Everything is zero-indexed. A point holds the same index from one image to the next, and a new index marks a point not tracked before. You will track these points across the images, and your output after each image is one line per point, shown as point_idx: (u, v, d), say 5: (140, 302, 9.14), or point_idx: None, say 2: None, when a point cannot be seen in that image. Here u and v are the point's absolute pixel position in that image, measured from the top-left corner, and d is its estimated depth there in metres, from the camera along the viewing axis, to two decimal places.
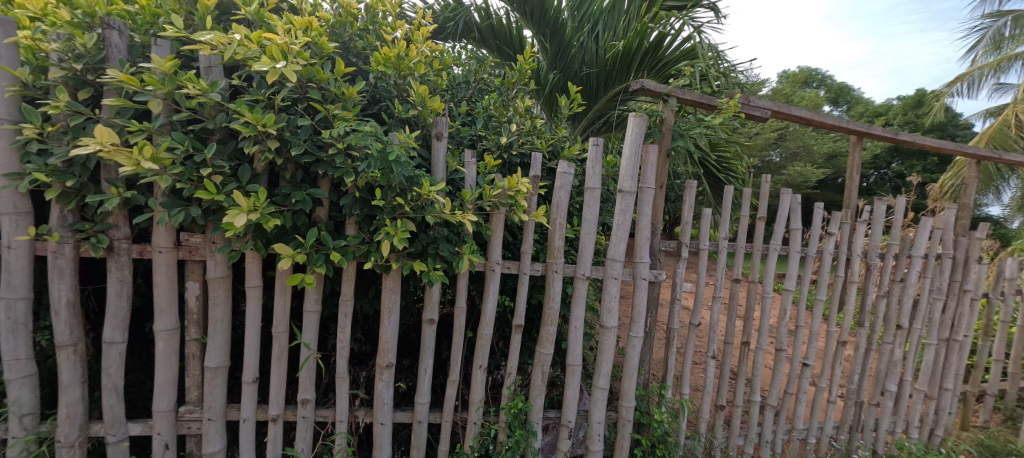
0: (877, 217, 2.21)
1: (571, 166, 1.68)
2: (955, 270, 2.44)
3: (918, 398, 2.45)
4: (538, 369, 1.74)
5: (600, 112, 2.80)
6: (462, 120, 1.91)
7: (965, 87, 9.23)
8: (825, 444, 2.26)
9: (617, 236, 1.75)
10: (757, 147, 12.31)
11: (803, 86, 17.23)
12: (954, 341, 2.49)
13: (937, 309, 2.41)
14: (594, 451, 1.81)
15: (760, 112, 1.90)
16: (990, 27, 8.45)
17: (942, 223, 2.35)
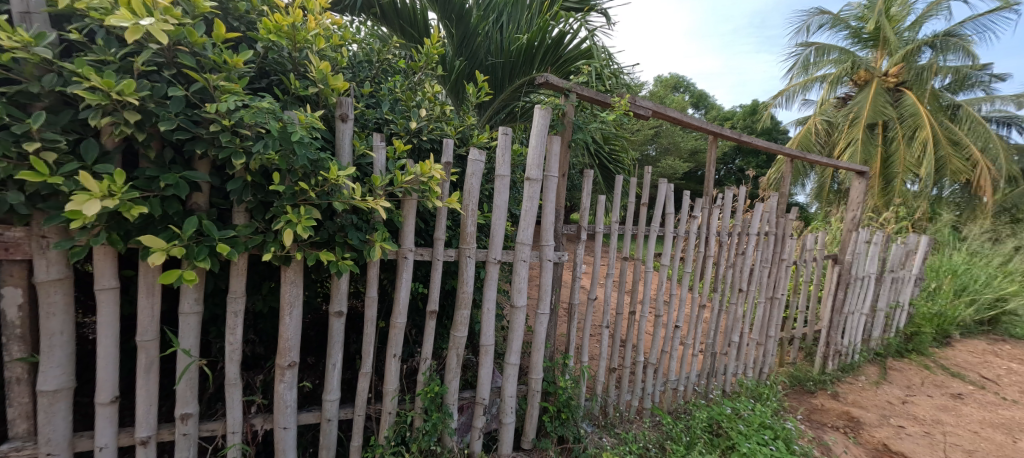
0: (727, 203, 2.71)
1: (482, 153, 1.73)
2: (776, 244, 3.12)
3: (752, 345, 3.11)
4: (453, 352, 1.78)
5: (505, 102, 2.93)
6: (366, 102, 1.82)
7: (784, 100, 11.62)
8: (690, 390, 2.75)
9: (525, 221, 1.86)
10: (638, 142, 13.91)
11: (673, 90, 19.83)
12: (775, 298, 3.21)
13: (765, 274, 3.07)
14: (507, 424, 1.93)
15: (644, 112, 2.16)
16: (801, 55, 10.63)
17: (769, 207, 2.98)
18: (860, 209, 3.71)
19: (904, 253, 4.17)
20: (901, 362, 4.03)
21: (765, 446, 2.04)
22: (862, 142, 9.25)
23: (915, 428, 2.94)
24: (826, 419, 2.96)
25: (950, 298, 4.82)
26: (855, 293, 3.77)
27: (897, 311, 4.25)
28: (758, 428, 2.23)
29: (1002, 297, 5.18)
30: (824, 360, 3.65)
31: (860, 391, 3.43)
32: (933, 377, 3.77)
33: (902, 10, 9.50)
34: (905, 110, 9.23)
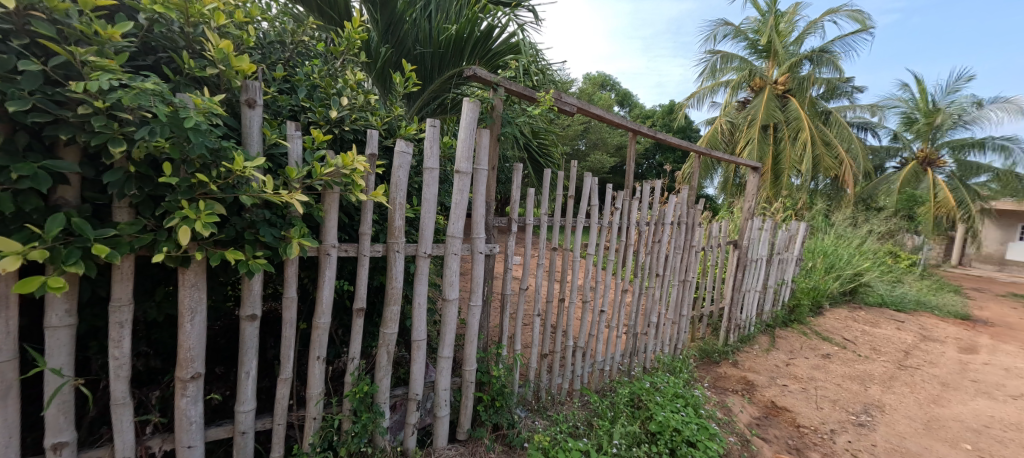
0: (645, 195, 2.94)
1: (409, 145, 1.68)
2: (687, 231, 3.46)
3: (668, 324, 3.43)
4: (382, 350, 1.73)
5: (434, 94, 2.87)
6: (279, 87, 1.68)
7: (695, 102, 12.82)
8: (614, 369, 2.97)
9: (455, 214, 1.86)
10: (569, 137, 14.44)
11: (600, 88, 20.83)
12: (686, 281, 3.56)
13: (678, 259, 3.39)
14: (441, 417, 1.94)
15: (569, 108, 2.25)
16: (709, 61, 11.76)
17: (681, 198, 3.29)
18: (755, 200, 4.23)
19: (788, 237, 4.86)
20: (786, 331, 4.72)
21: (677, 413, 2.27)
22: (758, 141, 10.53)
23: (795, 385, 3.46)
24: (727, 385, 3.37)
25: (822, 274, 5.73)
26: (751, 274, 4.31)
27: (783, 287, 4.95)
28: (671, 397, 2.48)
29: (859, 272, 6.26)
30: (726, 334, 4.14)
31: (754, 358, 3.96)
32: (810, 342, 4.46)
33: (787, 27, 10.91)
34: (791, 114, 10.63)
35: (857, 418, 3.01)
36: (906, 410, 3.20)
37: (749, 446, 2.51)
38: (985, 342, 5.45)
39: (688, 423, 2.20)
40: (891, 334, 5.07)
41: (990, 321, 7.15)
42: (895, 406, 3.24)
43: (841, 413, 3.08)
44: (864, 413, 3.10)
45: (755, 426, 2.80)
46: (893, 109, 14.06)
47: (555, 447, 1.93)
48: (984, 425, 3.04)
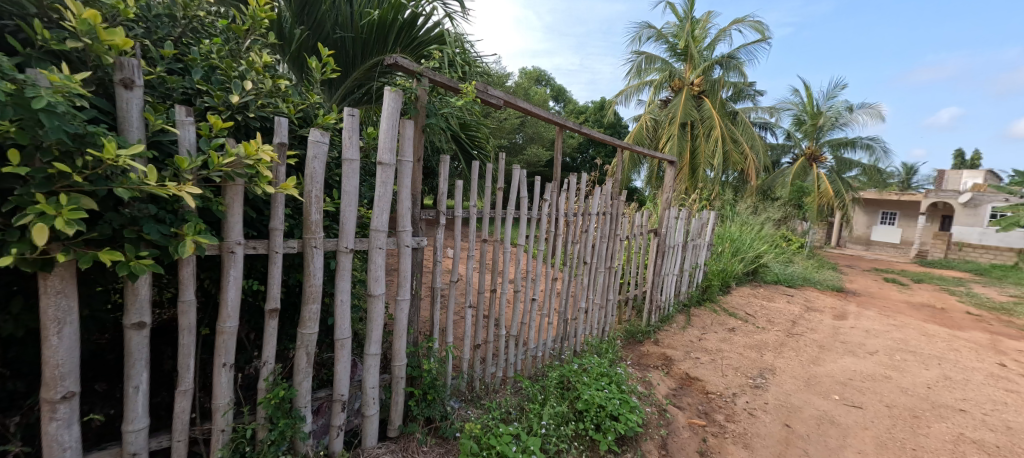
0: (572, 187, 3.07)
1: (325, 135, 1.60)
2: (611, 221, 3.67)
3: (596, 308, 3.64)
4: (301, 352, 1.64)
5: (358, 82, 2.75)
6: (169, 67, 1.50)
7: (623, 99, 13.59)
8: (546, 354, 3.09)
9: (379, 207, 1.80)
10: (506, 130, 14.55)
11: (535, 84, 21.21)
12: (612, 267, 3.80)
13: (604, 247, 3.60)
14: (370, 415, 1.88)
15: (495, 100, 2.27)
16: (634, 61, 12.52)
17: (605, 190, 3.48)
18: (671, 192, 4.61)
19: (700, 225, 5.36)
20: (700, 309, 5.24)
21: (602, 391, 2.43)
22: (677, 138, 11.44)
23: (706, 357, 3.87)
24: (649, 361, 3.67)
25: (729, 257, 6.42)
26: (670, 259, 4.70)
27: (697, 270, 5.47)
28: (597, 376, 2.65)
29: (759, 254, 7.10)
30: (649, 315, 4.49)
31: (672, 336, 4.34)
32: (719, 318, 4.99)
33: (702, 33, 11.87)
34: (705, 113, 11.67)
35: (754, 381, 3.45)
36: (792, 371, 3.72)
37: (665, 415, 2.77)
38: (852, 309, 6.50)
39: (611, 398, 2.37)
40: (783, 307, 5.84)
41: (857, 292, 8.53)
42: (784, 369, 3.75)
43: (742, 378, 3.50)
44: (760, 376, 3.55)
45: (671, 397, 3.08)
46: (787, 111, 16.00)
47: (486, 434, 1.98)
48: (848, 378, 3.64)
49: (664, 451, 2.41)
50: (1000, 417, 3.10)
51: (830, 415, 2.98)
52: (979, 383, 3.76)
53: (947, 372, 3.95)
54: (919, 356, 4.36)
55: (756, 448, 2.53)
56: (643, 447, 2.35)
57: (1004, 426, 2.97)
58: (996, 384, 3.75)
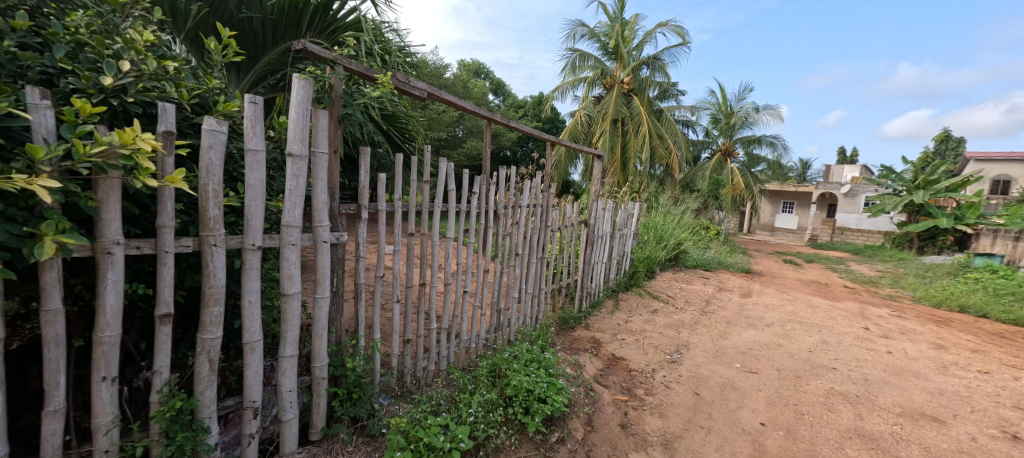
0: (501, 180, 3.11)
1: (222, 123, 1.48)
2: (542, 213, 3.79)
3: (528, 298, 3.75)
4: (202, 358, 1.52)
5: (269, 68, 2.59)
6: (23, 41, 1.30)
7: (559, 94, 13.99)
8: (480, 344, 3.14)
9: (290, 201, 1.70)
10: (445, 123, 14.31)
11: (474, 76, 21.04)
12: (543, 258, 3.93)
13: (535, 239, 3.71)
14: (288, 421, 1.80)
15: (417, 92, 2.24)
16: (569, 58, 12.90)
17: (535, 184, 3.57)
18: (599, 184, 4.85)
19: (627, 216, 5.72)
20: (628, 294, 5.61)
21: (530, 375, 2.53)
22: (609, 133, 12.05)
23: (630, 338, 4.16)
24: (580, 345, 3.87)
25: (654, 245, 6.93)
26: (598, 248, 4.97)
27: (624, 258, 5.84)
28: (527, 362, 2.75)
29: (681, 242, 7.74)
30: (580, 301, 4.73)
31: (602, 320, 4.62)
32: (644, 302, 5.38)
33: (630, 34, 12.49)
34: (634, 110, 12.37)
35: (670, 357, 3.79)
36: (703, 345, 4.14)
37: (592, 394, 2.95)
38: (756, 288, 7.33)
39: (539, 382, 2.47)
40: (700, 289, 6.44)
41: (762, 272, 9.63)
42: (696, 344, 4.16)
43: (660, 355, 3.82)
44: (676, 352, 3.91)
45: (598, 376, 3.29)
46: (705, 110, 17.46)
47: (415, 426, 1.98)
48: (748, 348, 4.12)
49: (589, 426, 2.57)
50: (861, 371, 3.70)
51: (732, 381, 3.37)
52: (849, 345, 4.44)
53: (825, 337, 4.62)
54: (805, 326, 5.05)
55: (669, 416, 2.80)
56: (570, 425, 2.49)
57: (864, 379, 3.55)
58: (860, 345, 4.46)
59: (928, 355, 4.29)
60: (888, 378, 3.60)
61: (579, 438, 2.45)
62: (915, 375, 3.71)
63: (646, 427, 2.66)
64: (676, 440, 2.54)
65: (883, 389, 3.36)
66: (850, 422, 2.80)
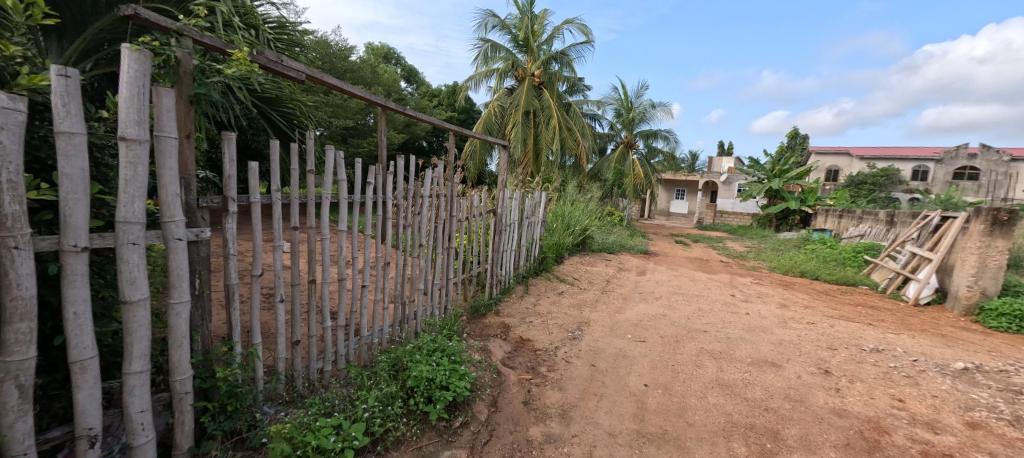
0: (399, 169, 2.98)
1: (17, 99, 1.21)
2: (447, 203, 3.77)
3: (436, 289, 3.72)
4: (6, 386, 1.25)
5: (101, 37, 2.22)
6: None
7: (473, 85, 13.96)
8: (384, 339, 3.04)
9: (127, 193, 1.46)
10: (352, 110, 13.40)
11: (385, 62, 19.93)
12: (450, 248, 3.92)
13: (440, 229, 3.67)
14: (140, 446, 1.58)
15: (293, 73, 2.06)
16: (481, 48, 12.87)
17: (437, 174, 3.52)
18: (505, 174, 4.95)
19: (534, 205, 5.95)
20: (537, 279, 5.88)
21: (431, 365, 2.53)
22: (521, 125, 12.36)
23: (538, 320, 4.39)
24: (489, 331, 3.97)
25: (562, 232, 7.32)
26: (507, 236, 5.10)
27: (533, 245, 6.10)
28: (431, 351, 2.75)
29: (587, 227, 8.30)
30: (490, 289, 4.83)
31: (512, 305, 4.78)
32: (553, 285, 5.70)
33: (540, 28, 12.82)
34: (545, 103, 12.82)
35: (571, 333, 4.09)
36: (602, 321, 4.52)
37: (498, 377, 3.05)
38: (651, 266, 8.18)
39: (440, 370, 2.49)
40: (603, 270, 6.99)
41: (657, 252, 10.76)
42: (596, 320, 4.53)
43: (563, 333, 4.09)
44: (577, 329, 4.22)
45: (506, 359, 3.41)
46: (610, 105, 18.76)
47: (302, 431, 1.87)
48: (640, 320, 4.60)
49: (493, 407, 2.67)
50: (726, 332, 4.36)
51: (624, 351, 3.74)
52: (719, 310, 5.19)
53: (701, 306, 5.34)
54: (687, 297, 5.78)
55: (567, 388, 3.02)
56: (474, 408, 2.55)
57: (727, 337, 4.19)
58: (727, 310, 5.24)
59: (775, 314, 5.20)
60: (745, 335, 4.29)
61: (483, 419, 2.52)
62: (764, 331, 4.47)
63: (546, 401, 2.83)
64: (572, 408, 2.75)
65: (741, 345, 4.00)
66: (713, 375, 3.30)
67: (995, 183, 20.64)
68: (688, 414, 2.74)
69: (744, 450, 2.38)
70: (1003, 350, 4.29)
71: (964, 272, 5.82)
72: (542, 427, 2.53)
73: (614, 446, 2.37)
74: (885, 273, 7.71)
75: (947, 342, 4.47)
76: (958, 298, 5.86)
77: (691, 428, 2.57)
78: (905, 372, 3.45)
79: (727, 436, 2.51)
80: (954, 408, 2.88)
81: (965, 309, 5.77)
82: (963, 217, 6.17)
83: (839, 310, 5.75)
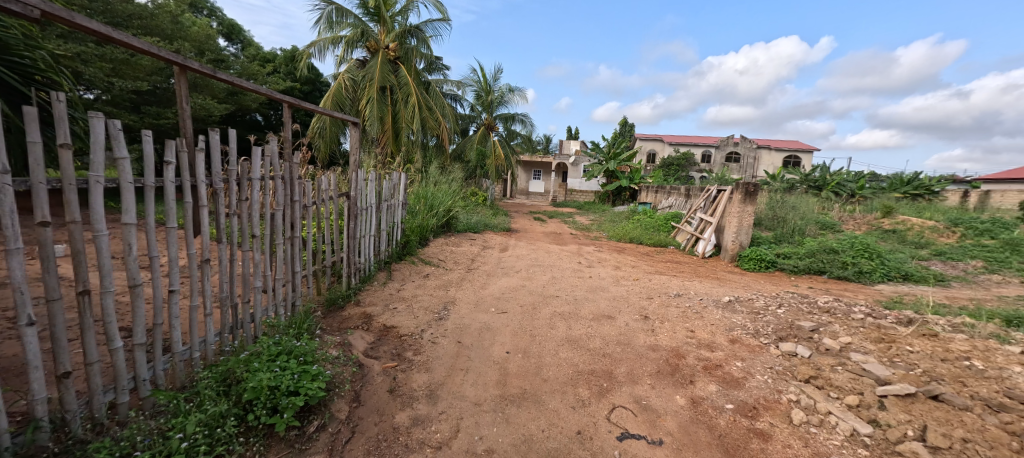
0: (214, 145, 2.42)
1: None
2: (285, 186, 3.27)
3: (279, 285, 3.24)
4: None
5: None
6: None
7: (317, 52, 12.35)
8: (209, 352, 2.52)
9: None
10: (144, 69, 10.31)
11: (191, 11, 15.81)
12: (294, 237, 3.44)
13: (278, 217, 3.18)
14: None
15: (20, 8, 1.47)
16: (324, 10, 11.37)
17: (270, 152, 3.01)
18: (358, 153, 4.53)
19: (392, 187, 5.64)
20: (400, 263, 5.69)
21: (275, 371, 2.22)
22: (377, 101, 11.53)
23: (402, 305, 4.26)
24: (349, 324, 3.68)
25: (425, 213, 7.17)
26: (364, 221, 4.72)
27: (394, 229, 5.83)
28: (274, 356, 2.42)
29: (451, 208, 8.32)
30: (348, 278, 4.46)
31: (374, 294, 4.52)
32: (417, 269, 5.59)
33: None
34: (402, 80, 12.12)
35: (437, 314, 4.10)
36: (467, 298, 4.66)
37: (360, 370, 2.88)
38: (512, 242, 8.72)
39: (286, 374, 2.20)
40: (467, 250, 7.16)
41: (518, 229, 11.49)
42: (462, 298, 4.64)
43: (429, 315, 4.08)
44: (443, 309, 4.24)
45: (368, 349, 3.24)
46: (469, 87, 18.86)
47: None
48: (502, 293, 4.89)
49: (355, 403, 2.51)
50: (573, 295, 4.97)
51: (488, 324, 3.93)
52: (568, 276, 5.88)
53: (554, 274, 5.96)
54: (543, 268, 6.37)
55: (434, 368, 3.04)
56: (333, 408, 2.38)
57: (574, 300, 4.80)
58: (575, 275, 5.98)
59: (611, 275, 6.15)
60: (588, 295, 4.98)
61: (343, 418, 2.35)
62: (603, 290, 5.25)
63: (413, 385, 2.80)
64: (439, 387, 2.79)
65: (585, 304, 4.62)
66: (564, 333, 3.75)
67: (749, 165, 28.16)
68: (543, 371, 3.06)
69: (587, 392, 2.79)
70: (750, 285, 5.97)
71: (730, 230, 7.82)
72: (408, 411, 2.49)
73: (480, 414, 2.50)
74: (685, 235, 9.86)
75: (720, 283, 6.00)
76: (727, 250, 7.88)
77: (545, 383, 2.89)
78: (695, 310, 4.51)
79: (574, 383, 2.90)
80: (723, 331, 3.90)
81: (731, 257, 7.82)
82: (730, 190, 8.25)
83: (656, 266, 7.12)
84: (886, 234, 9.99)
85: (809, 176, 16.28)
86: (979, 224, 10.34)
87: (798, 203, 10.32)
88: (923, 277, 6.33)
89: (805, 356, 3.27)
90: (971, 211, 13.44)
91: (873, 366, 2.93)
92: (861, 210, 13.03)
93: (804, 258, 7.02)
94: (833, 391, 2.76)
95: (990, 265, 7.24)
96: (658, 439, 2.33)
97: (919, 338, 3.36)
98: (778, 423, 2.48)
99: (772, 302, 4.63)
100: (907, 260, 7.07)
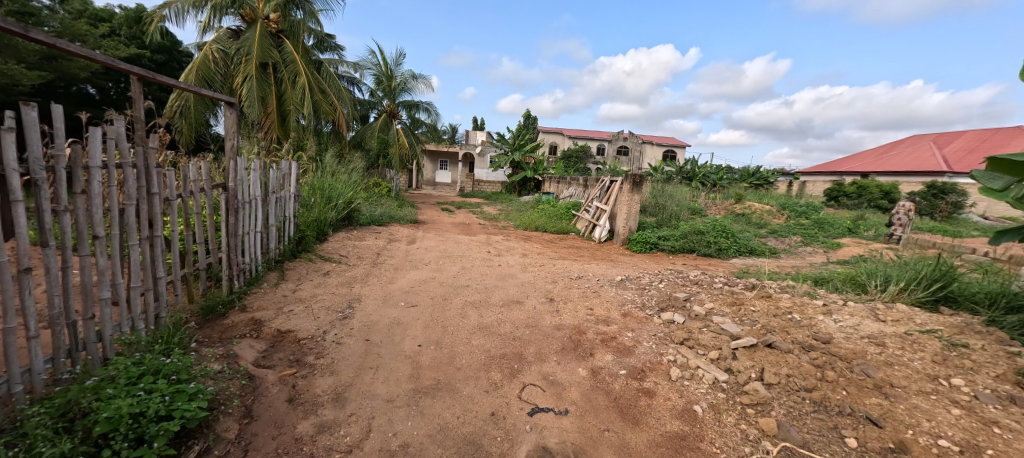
0: (30, 124, 1.91)
1: None
2: (138, 176, 2.72)
3: (135, 295, 2.70)
4: None
5: None
6: None
7: (174, 15, 10.37)
8: (38, 383, 2.02)
9: None
10: None
11: None
12: (154, 238, 2.88)
13: (131, 212, 2.64)
14: None
15: None
16: None
17: (114, 134, 2.47)
18: (236, 138, 3.95)
19: (279, 177, 5.05)
20: (294, 261, 5.17)
21: (137, 395, 1.87)
22: (256, 79, 10.09)
23: (299, 307, 3.89)
24: (233, 333, 3.24)
25: (322, 206, 6.59)
26: (246, 216, 4.16)
27: (285, 224, 5.25)
28: (135, 379, 2.02)
29: (352, 200, 7.77)
30: (230, 281, 3.91)
31: (264, 297, 4.05)
32: (314, 266, 5.14)
33: None
34: (287, 56, 10.78)
35: (340, 313, 3.84)
36: (374, 294, 4.45)
37: (250, 382, 2.58)
38: (420, 234, 8.50)
39: (155, 397, 1.87)
40: (372, 243, 6.79)
41: (425, 221, 11.24)
42: (368, 294, 4.41)
43: (331, 314, 3.80)
44: (347, 308, 3.99)
45: (260, 359, 2.91)
46: (368, 70, 17.62)
47: None
48: (411, 287, 4.77)
49: (247, 419, 2.25)
50: (484, 284, 5.07)
51: (398, 319, 3.82)
52: (478, 266, 5.97)
53: (465, 264, 6.00)
54: (452, 259, 6.35)
55: (340, 370, 2.86)
56: (219, 428, 2.11)
57: (484, 288, 4.90)
58: (485, 264, 6.09)
59: (518, 262, 6.40)
60: (498, 283, 5.12)
61: (232, 437, 2.10)
62: (512, 277, 5.45)
63: (316, 391, 2.60)
64: (346, 389, 2.64)
65: (495, 292, 4.76)
66: (475, 322, 3.83)
67: (636, 158, 31.46)
68: (457, 360, 3.09)
69: (499, 375, 2.91)
70: (638, 265, 6.75)
71: (621, 217, 8.71)
72: (312, 419, 2.32)
73: (393, 411, 2.44)
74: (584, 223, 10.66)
75: (614, 264, 6.67)
76: (619, 234, 8.76)
77: (459, 371, 2.94)
78: (593, 290, 4.94)
79: (486, 368, 2.99)
80: (617, 306, 4.36)
81: (623, 241, 8.71)
82: (621, 181, 9.14)
83: (559, 252, 7.61)
84: (738, 217, 12.08)
85: (682, 169, 18.85)
86: (799, 208, 13.11)
87: (674, 192, 11.90)
88: (762, 252, 7.84)
89: (680, 322, 3.83)
90: (792, 197, 16.97)
91: (728, 326, 3.56)
92: (720, 197, 15.54)
93: (679, 239, 8.14)
94: (700, 348, 3.30)
95: (806, 240, 9.25)
96: (563, 409, 2.55)
97: (759, 300, 4.18)
98: (660, 381, 2.90)
99: (655, 279, 5.30)
100: (752, 238, 8.68)
